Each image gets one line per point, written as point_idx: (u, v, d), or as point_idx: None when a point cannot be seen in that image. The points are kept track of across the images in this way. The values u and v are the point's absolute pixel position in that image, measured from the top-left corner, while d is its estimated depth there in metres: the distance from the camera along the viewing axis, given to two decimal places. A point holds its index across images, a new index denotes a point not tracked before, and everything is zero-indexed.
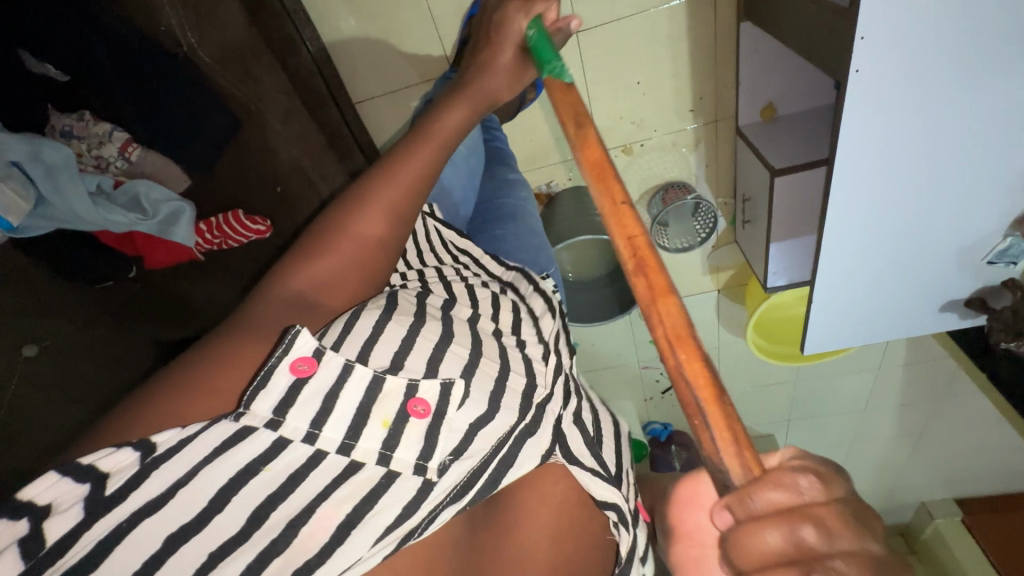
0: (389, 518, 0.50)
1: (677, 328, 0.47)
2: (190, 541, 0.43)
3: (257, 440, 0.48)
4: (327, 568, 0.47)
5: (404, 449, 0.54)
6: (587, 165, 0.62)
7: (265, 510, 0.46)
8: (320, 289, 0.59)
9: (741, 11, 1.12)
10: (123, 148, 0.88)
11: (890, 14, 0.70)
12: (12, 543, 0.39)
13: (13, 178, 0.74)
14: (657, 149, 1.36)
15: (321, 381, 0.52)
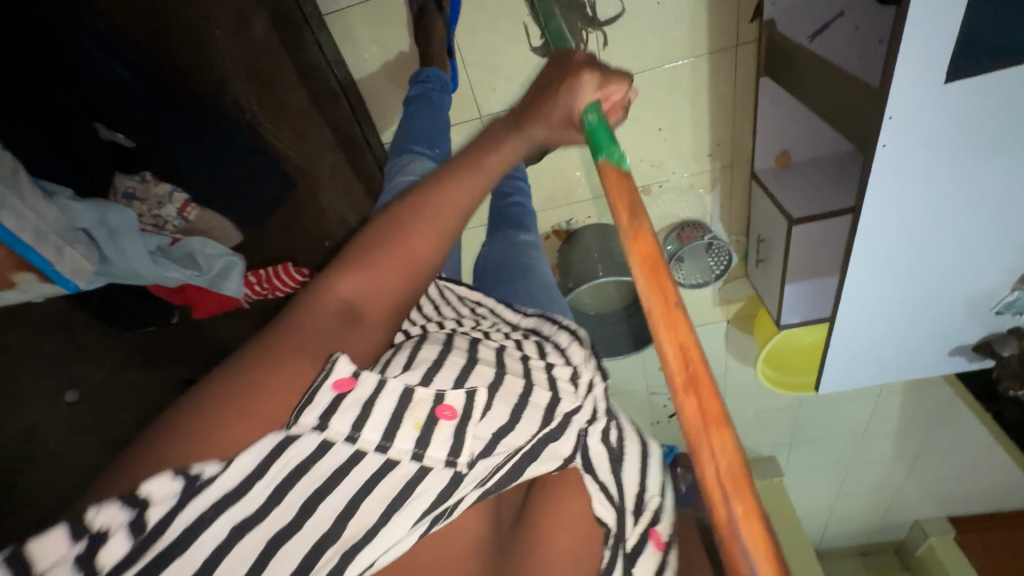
0: (427, 500, 0.49)
1: (737, 474, 0.36)
2: (253, 529, 0.43)
3: (303, 445, 0.46)
4: (371, 549, 0.46)
5: (435, 446, 0.51)
6: (636, 258, 0.47)
7: (314, 502, 0.46)
8: (360, 299, 0.55)
9: (761, 67, 1.16)
10: (182, 209, 0.84)
11: (916, 99, 0.75)
12: (122, 526, 0.39)
13: (78, 243, 0.72)
14: (674, 191, 1.41)
15: (360, 394, 0.49)
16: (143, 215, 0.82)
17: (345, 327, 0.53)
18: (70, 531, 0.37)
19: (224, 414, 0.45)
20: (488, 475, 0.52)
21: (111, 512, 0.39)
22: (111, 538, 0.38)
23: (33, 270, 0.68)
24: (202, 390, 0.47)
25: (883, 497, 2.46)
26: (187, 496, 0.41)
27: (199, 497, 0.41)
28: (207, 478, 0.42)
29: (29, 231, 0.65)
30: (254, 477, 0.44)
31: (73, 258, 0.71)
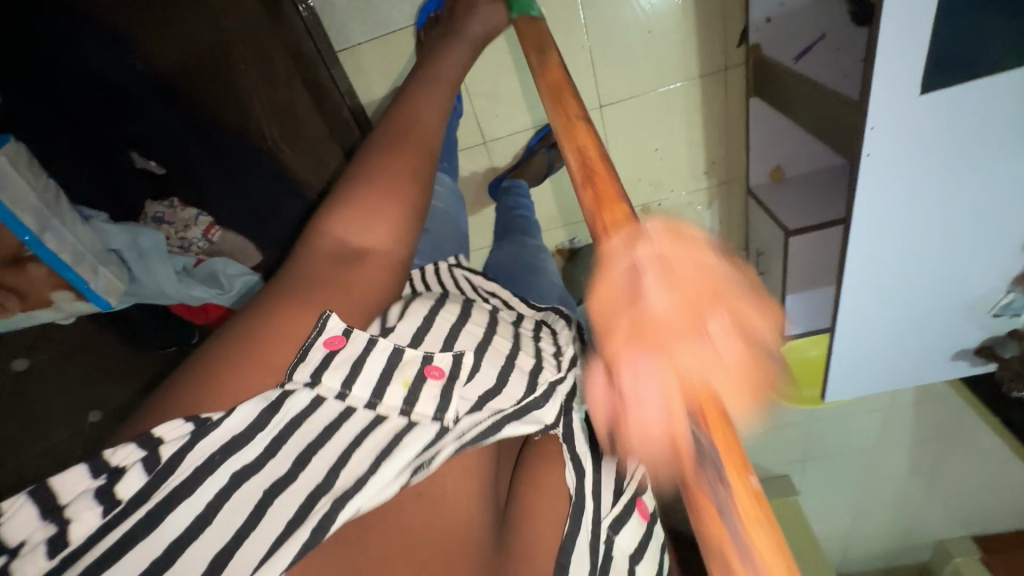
0: (411, 450, 0.51)
1: (619, 220, 0.44)
2: (251, 477, 0.46)
3: (297, 398, 0.50)
4: (358, 498, 0.47)
5: (421, 404, 0.55)
6: (547, 88, 0.57)
7: (307, 455, 0.49)
8: (352, 239, 0.60)
9: (750, 87, 1.23)
10: (206, 230, 0.91)
11: (895, 111, 0.80)
12: (137, 462, 0.43)
13: (111, 264, 0.85)
14: (673, 208, 1.46)
15: (351, 351, 0.54)
16: (171, 237, 0.89)
17: (345, 263, 0.58)
18: (88, 467, 0.43)
19: (232, 360, 0.49)
20: (468, 430, 0.54)
21: (126, 450, 0.44)
22: (126, 474, 0.43)
23: (69, 288, 0.80)
24: (205, 360, 0.50)
25: (903, 518, 2.39)
26: (199, 436, 0.45)
27: (206, 439, 0.45)
28: (216, 420, 0.46)
29: (68, 250, 0.78)
30: (254, 427, 0.47)
31: (105, 277, 0.83)
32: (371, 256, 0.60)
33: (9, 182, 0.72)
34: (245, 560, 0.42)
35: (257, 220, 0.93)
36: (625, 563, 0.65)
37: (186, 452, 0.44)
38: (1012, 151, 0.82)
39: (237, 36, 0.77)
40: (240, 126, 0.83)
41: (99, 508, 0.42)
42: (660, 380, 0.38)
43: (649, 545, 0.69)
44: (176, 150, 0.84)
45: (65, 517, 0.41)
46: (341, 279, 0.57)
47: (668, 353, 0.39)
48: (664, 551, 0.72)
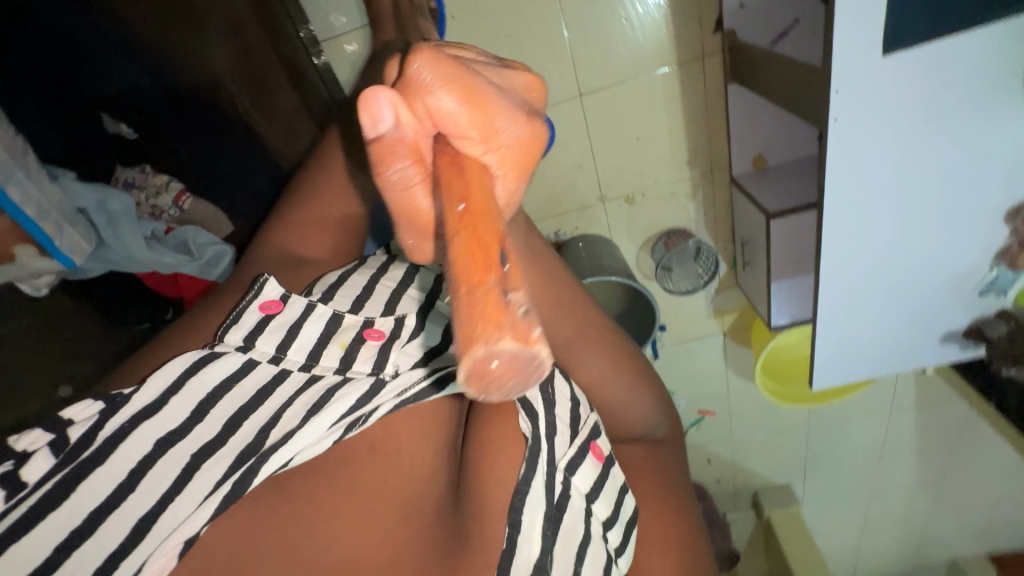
0: (343, 406, 0.51)
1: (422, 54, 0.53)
2: (177, 444, 0.48)
3: (228, 359, 0.52)
4: (285, 450, 0.48)
5: (360, 362, 0.56)
6: None
7: (239, 419, 0.50)
8: (301, 245, 0.68)
9: (727, 73, 1.24)
10: (177, 198, 0.88)
11: (860, 75, 0.80)
12: (44, 446, 0.45)
13: (77, 223, 0.76)
14: (657, 199, 1.45)
15: (286, 317, 0.56)
16: (142, 204, 0.87)
17: (295, 264, 0.66)
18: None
19: (182, 338, 0.57)
20: (408, 388, 0.53)
21: (32, 436, 0.46)
22: (33, 458, 0.45)
23: (31, 242, 0.72)
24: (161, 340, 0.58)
25: (913, 533, 2.29)
26: (111, 411, 0.47)
27: (116, 415, 0.47)
28: (127, 396, 0.48)
29: (33, 204, 0.69)
30: (168, 392, 0.49)
31: (71, 236, 0.75)
32: (315, 262, 0.68)
33: None
34: (169, 521, 0.45)
35: (226, 193, 0.92)
36: (579, 504, 0.61)
37: (100, 428, 0.47)
38: (979, 114, 0.82)
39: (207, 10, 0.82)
40: (212, 95, 0.85)
41: (2, 494, 0.43)
42: (412, 118, 0.37)
43: (605, 484, 0.65)
44: (151, 122, 0.85)
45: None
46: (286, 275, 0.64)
47: (424, 91, 0.37)
48: (622, 492, 0.66)
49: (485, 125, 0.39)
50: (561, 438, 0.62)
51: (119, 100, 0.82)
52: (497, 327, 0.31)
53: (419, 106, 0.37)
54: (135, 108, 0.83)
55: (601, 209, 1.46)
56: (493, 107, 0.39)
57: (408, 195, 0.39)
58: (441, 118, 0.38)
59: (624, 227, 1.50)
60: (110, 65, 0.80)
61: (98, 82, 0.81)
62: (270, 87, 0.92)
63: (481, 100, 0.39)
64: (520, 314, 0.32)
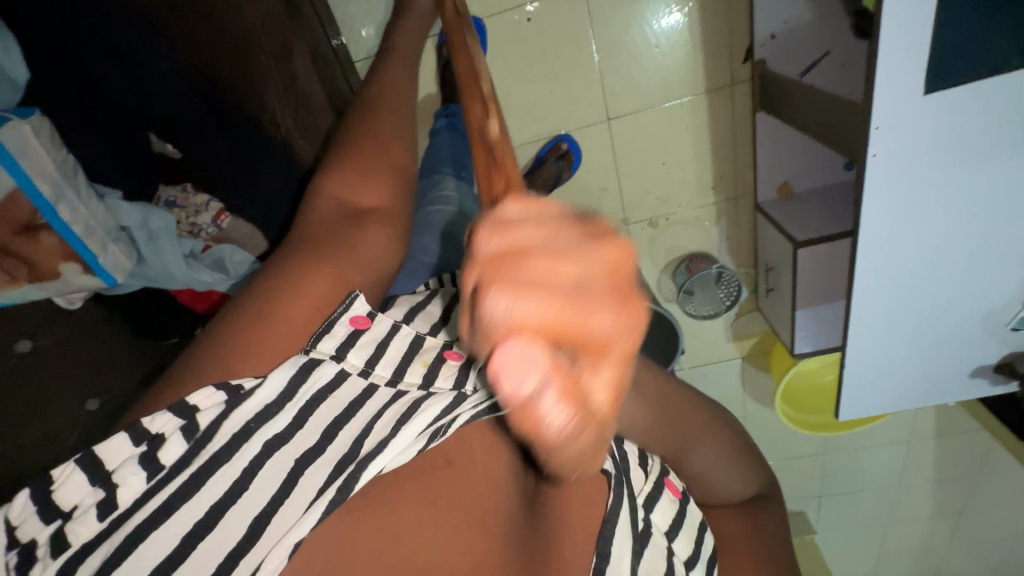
0: (427, 416, 0.50)
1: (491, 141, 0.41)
2: (282, 448, 0.46)
3: (322, 371, 0.49)
4: (381, 457, 0.47)
5: (441, 381, 0.55)
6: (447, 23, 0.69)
7: (334, 429, 0.49)
8: (352, 201, 0.59)
9: (756, 102, 1.24)
10: (217, 216, 0.90)
11: (900, 111, 0.80)
12: (176, 431, 0.44)
13: (120, 241, 0.77)
14: (680, 223, 1.45)
15: (376, 333, 0.54)
16: (182, 221, 0.89)
17: (353, 220, 0.57)
18: (130, 437, 0.43)
19: (251, 314, 0.48)
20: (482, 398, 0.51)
21: (163, 420, 0.43)
22: (167, 441, 0.43)
23: (77, 259, 0.72)
24: (214, 336, 0.48)
25: (929, 567, 2.23)
26: (234, 406, 0.45)
27: (240, 408, 0.45)
28: (249, 389, 0.45)
29: (80, 223, 0.71)
30: (284, 396, 0.47)
31: (115, 253, 0.76)
32: (373, 211, 0.59)
33: (28, 148, 0.64)
34: (283, 521, 0.44)
35: (266, 215, 0.92)
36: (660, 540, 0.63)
37: (223, 421, 0.45)
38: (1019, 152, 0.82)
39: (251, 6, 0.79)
40: (256, 110, 0.82)
41: (144, 474, 0.42)
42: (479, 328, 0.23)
43: (684, 521, 0.67)
44: (193, 143, 0.84)
45: (113, 483, 0.42)
46: (347, 236, 0.55)
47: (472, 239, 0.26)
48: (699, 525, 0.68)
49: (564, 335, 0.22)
50: (636, 474, 0.63)
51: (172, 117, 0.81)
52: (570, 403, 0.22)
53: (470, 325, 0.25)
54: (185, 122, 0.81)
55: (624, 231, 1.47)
56: (573, 305, 0.22)
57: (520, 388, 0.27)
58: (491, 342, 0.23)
59: (646, 250, 1.49)
60: (154, 84, 0.77)
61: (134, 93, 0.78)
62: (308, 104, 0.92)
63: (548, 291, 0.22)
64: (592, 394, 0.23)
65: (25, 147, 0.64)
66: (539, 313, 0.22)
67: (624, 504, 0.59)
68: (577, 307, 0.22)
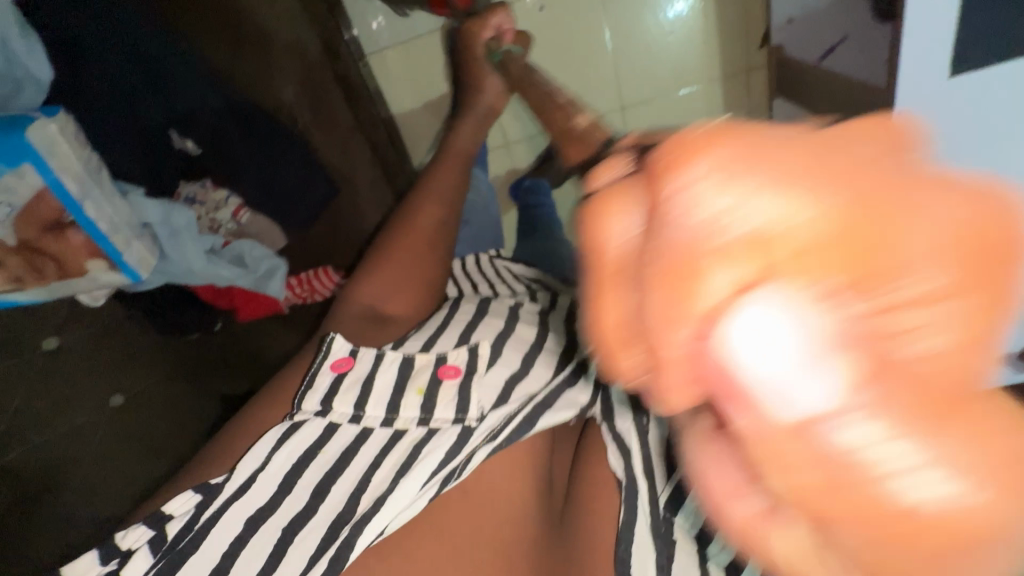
0: (432, 463, 0.50)
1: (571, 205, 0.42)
2: (270, 517, 0.47)
3: (307, 430, 0.52)
4: (377, 519, 0.46)
5: (440, 409, 0.54)
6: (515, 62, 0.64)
7: (325, 485, 0.50)
8: (376, 300, 0.68)
9: (773, 87, 1.23)
10: (235, 212, 0.89)
11: (925, 96, 0.76)
12: (144, 544, 0.47)
13: (144, 237, 0.78)
14: None
15: (358, 372, 0.56)
16: (201, 218, 0.87)
17: (372, 320, 0.67)
18: (99, 555, 0.47)
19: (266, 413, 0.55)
20: (498, 429, 0.52)
21: (137, 533, 0.48)
22: (132, 557, 0.47)
23: (103, 257, 0.74)
24: (239, 424, 0.56)
25: None
26: (208, 498, 0.48)
27: (217, 496, 0.48)
28: (220, 483, 0.49)
29: (106, 220, 0.72)
30: (259, 468, 0.49)
31: (139, 250, 0.77)
32: (394, 317, 0.68)
33: (55, 147, 0.65)
34: None
35: (287, 207, 0.92)
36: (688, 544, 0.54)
37: (205, 510, 0.48)
38: None
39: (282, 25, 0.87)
40: (275, 110, 0.87)
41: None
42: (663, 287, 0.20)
43: None
44: (213, 141, 0.83)
45: None
46: (367, 334, 0.65)
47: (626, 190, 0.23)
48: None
49: (846, 235, 0.17)
50: (659, 473, 0.56)
51: (193, 117, 0.79)
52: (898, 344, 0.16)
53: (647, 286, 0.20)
54: (206, 127, 0.80)
55: None
56: (846, 182, 0.18)
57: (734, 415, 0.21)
58: (690, 289, 0.19)
59: None
60: (177, 83, 0.75)
61: (152, 92, 0.74)
62: (327, 105, 0.96)
63: (799, 169, 0.18)
64: (917, 344, 0.16)
65: (52, 146, 0.64)
66: (794, 206, 0.17)
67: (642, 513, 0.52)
68: (864, 192, 0.18)
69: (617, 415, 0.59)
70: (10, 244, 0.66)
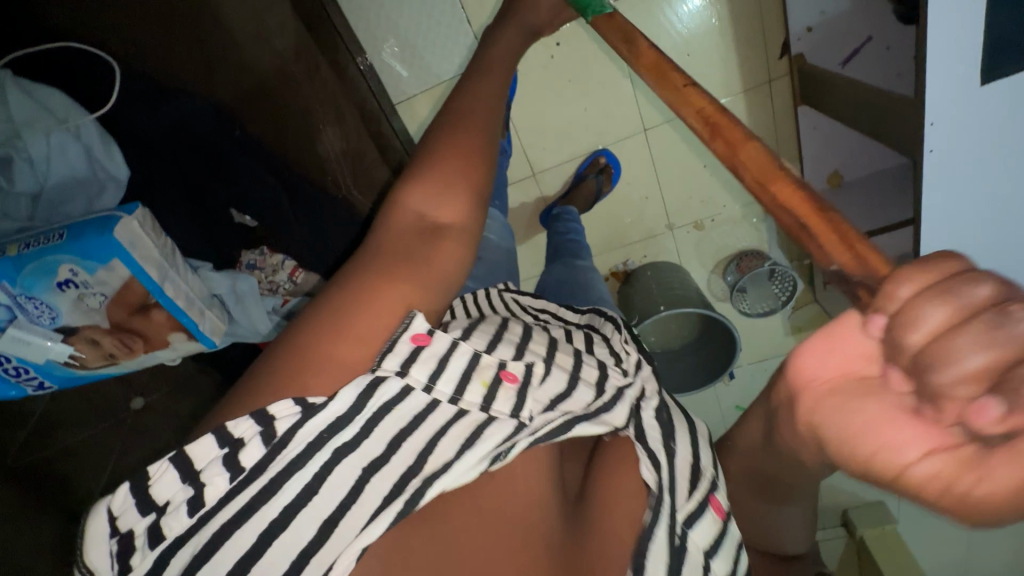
0: (490, 441, 0.44)
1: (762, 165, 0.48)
2: (348, 457, 0.39)
3: (380, 392, 0.41)
4: (445, 480, 0.41)
5: (501, 402, 0.46)
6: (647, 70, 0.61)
7: (402, 438, 0.42)
8: (429, 214, 0.50)
9: (797, 96, 1.22)
10: (292, 272, 0.95)
11: (957, 101, 0.73)
12: (255, 435, 0.37)
13: (214, 306, 0.86)
14: (726, 223, 1.45)
15: (438, 350, 0.44)
16: (261, 282, 0.94)
17: (427, 238, 0.49)
18: (216, 436, 0.36)
19: (324, 332, 0.41)
20: (539, 423, 0.46)
21: (246, 424, 0.37)
22: (246, 445, 0.36)
23: (182, 330, 0.81)
24: (286, 347, 0.41)
25: None
26: (308, 416, 0.37)
27: (316, 418, 0.38)
28: (324, 401, 0.38)
29: (183, 296, 0.79)
30: (353, 409, 0.39)
31: (211, 318, 0.84)
32: (450, 228, 0.50)
33: (137, 240, 0.72)
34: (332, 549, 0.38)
35: (308, 244, 0.94)
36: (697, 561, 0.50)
37: (298, 429, 0.37)
38: None
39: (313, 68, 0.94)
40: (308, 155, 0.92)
41: (226, 475, 0.36)
42: (977, 373, 0.28)
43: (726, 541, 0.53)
44: (256, 190, 0.85)
45: (198, 482, 0.36)
46: (421, 254, 0.47)
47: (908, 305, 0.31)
48: (740, 550, 0.54)
49: None
50: (678, 487, 0.52)
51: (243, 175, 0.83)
52: (1005, 477, 0.28)
53: (915, 359, 0.30)
54: (252, 184, 0.84)
55: (670, 236, 1.48)
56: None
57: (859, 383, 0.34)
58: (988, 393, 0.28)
59: (693, 253, 1.50)
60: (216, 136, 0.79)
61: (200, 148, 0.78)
62: (354, 139, 1.01)
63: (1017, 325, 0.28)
64: None
65: (135, 239, 0.72)
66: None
67: (662, 526, 0.49)
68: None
69: (653, 432, 0.53)
70: (105, 326, 0.75)
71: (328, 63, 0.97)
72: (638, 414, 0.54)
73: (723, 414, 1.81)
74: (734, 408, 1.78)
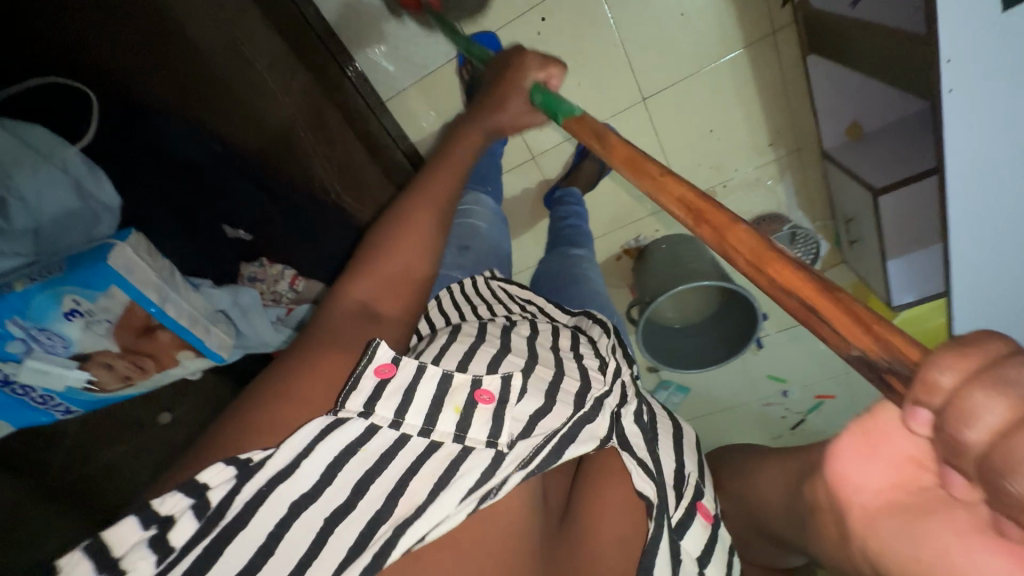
0: (471, 478, 0.42)
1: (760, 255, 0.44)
2: (310, 508, 0.39)
3: (344, 433, 0.41)
4: (419, 524, 0.39)
5: (475, 430, 0.45)
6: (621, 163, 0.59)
7: (366, 482, 0.41)
8: (372, 299, 0.54)
9: (804, 46, 1.12)
10: (292, 281, 0.98)
11: (976, 34, 0.65)
12: (187, 510, 0.37)
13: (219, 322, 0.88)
14: (741, 187, 1.39)
15: (401, 381, 0.45)
16: (264, 293, 0.96)
17: (367, 321, 0.52)
18: (138, 518, 0.36)
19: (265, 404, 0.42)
20: (531, 454, 0.45)
21: (174, 500, 0.37)
22: (177, 522, 0.36)
23: (189, 349, 0.84)
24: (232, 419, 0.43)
25: None
26: (246, 478, 0.38)
27: (253, 480, 0.38)
28: (260, 459, 0.38)
29: (185, 316, 0.82)
30: (301, 455, 0.39)
31: (217, 334, 0.87)
32: (387, 318, 0.54)
33: (133, 265, 0.74)
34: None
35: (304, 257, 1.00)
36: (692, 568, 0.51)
37: (236, 494, 0.37)
38: None
39: (293, 83, 0.94)
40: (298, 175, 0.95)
41: (153, 557, 0.35)
42: None
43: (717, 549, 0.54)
44: (242, 207, 0.91)
45: (119, 569, 0.34)
46: (358, 333, 0.50)
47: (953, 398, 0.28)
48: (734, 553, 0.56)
49: None
50: (669, 496, 0.52)
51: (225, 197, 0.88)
52: None
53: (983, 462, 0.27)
54: (238, 202, 0.90)
55: None
56: None
57: (930, 500, 0.37)
58: None
59: None
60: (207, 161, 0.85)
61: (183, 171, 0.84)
62: (343, 149, 1.02)
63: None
64: None
65: (129, 264, 0.74)
66: None
67: (665, 535, 0.49)
68: None
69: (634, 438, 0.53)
70: (116, 350, 0.78)
71: (309, 74, 0.98)
72: (620, 422, 0.54)
73: (755, 385, 1.76)
74: (766, 378, 1.74)
